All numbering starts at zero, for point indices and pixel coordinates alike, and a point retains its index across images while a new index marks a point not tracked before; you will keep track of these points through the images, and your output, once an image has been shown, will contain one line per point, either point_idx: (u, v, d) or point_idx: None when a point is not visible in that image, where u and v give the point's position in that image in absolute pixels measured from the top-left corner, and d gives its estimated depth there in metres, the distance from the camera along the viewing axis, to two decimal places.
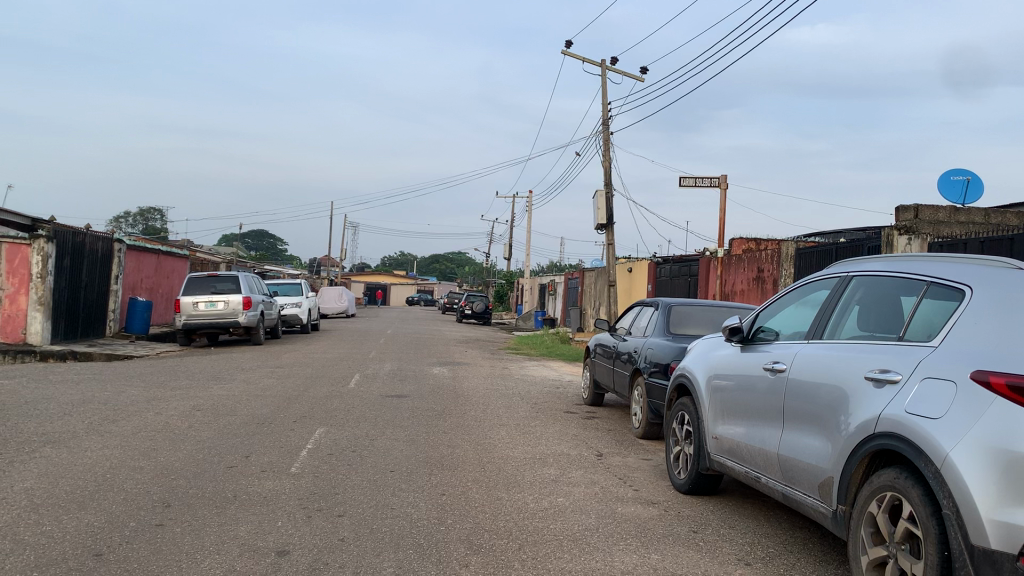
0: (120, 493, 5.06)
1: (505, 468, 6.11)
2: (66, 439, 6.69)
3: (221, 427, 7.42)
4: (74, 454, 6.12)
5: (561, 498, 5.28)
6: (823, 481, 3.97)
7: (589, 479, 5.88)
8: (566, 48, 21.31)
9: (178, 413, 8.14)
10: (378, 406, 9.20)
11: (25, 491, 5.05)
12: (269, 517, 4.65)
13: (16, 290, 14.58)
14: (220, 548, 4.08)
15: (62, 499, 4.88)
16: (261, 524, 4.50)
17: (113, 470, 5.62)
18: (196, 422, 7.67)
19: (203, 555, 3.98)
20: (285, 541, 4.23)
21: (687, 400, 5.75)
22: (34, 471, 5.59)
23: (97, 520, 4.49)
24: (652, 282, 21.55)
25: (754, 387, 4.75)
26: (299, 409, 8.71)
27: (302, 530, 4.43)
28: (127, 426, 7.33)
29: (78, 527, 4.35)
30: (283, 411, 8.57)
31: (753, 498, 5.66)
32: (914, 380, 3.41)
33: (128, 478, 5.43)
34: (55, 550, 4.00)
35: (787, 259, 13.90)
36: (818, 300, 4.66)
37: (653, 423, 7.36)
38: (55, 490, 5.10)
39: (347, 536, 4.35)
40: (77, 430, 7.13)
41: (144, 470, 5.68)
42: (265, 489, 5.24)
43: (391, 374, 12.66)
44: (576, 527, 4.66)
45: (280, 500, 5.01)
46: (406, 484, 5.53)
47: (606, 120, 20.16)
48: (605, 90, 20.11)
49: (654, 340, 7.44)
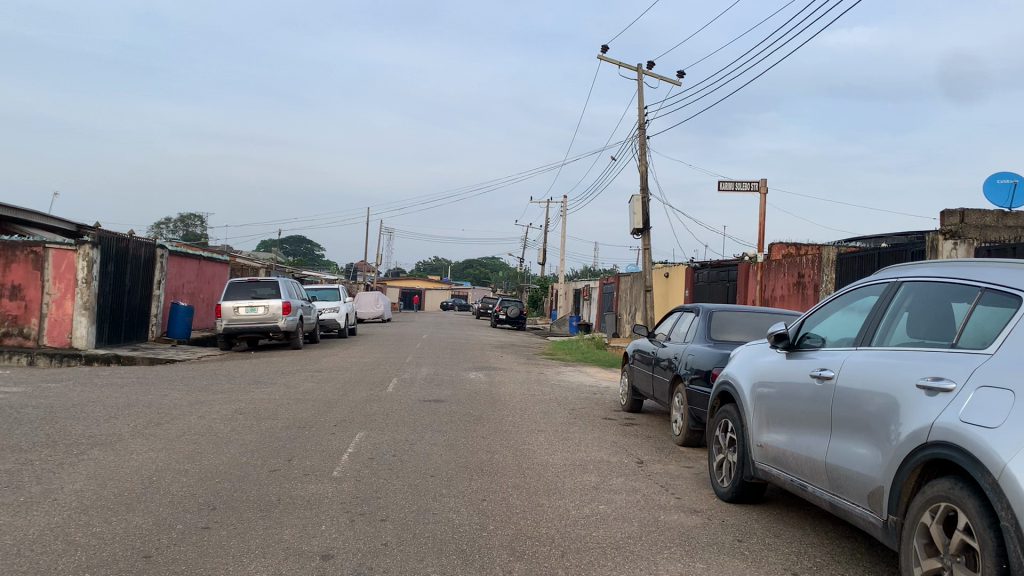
0: (166, 496, 5.12)
1: (546, 474, 6.09)
2: (112, 442, 6.80)
3: (263, 431, 7.49)
4: (120, 457, 6.22)
5: (602, 505, 5.25)
6: (873, 490, 3.90)
7: (630, 486, 5.84)
8: (602, 52, 21.19)
9: (220, 417, 8.24)
10: (417, 411, 9.24)
11: (75, 493, 5.14)
12: (313, 521, 4.67)
13: (62, 295, 14.83)
14: (265, 552, 4.11)
15: (111, 501, 4.96)
16: (305, 528, 4.53)
17: (158, 473, 5.70)
18: (238, 425, 7.75)
19: (250, 559, 4.01)
20: (329, 545, 4.25)
21: (731, 408, 5.69)
22: (83, 472, 5.70)
23: (145, 522, 4.55)
24: (690, 287, 21.37)
25: (800, 395, 4.68)
26: (339, 413, 8.77)
27: (345, 534, 4.45)
28: (171, 430, 7.44)
29: (127, 529, 4.41)
30: (323, 415, 8.64)
31: (798, 507, 5.58)
32: (969, 389, 3.33)
33: (173, 481, 5.50)
34: (105, 551, 4.06)
35: (828, 263, 13.71)
36: (866, 307, 4.58)
37: (694, 430, 7.29)
38: (103, 492, 5.18)
39: (390, 541, 4.36)
40: (123, 433, 7.25)
41: (188, 473, 5.75)
42: (308, 493, 5.27)
43: (429, 379, 12.70)
44: (618, 534, 4.62)
45: (324, 504, 5.04)
46: (447, 489, 5.54)
47: (643, 125, 20.05)
48: (641, 94, 20.00)
49: (695, 346, 7.37)
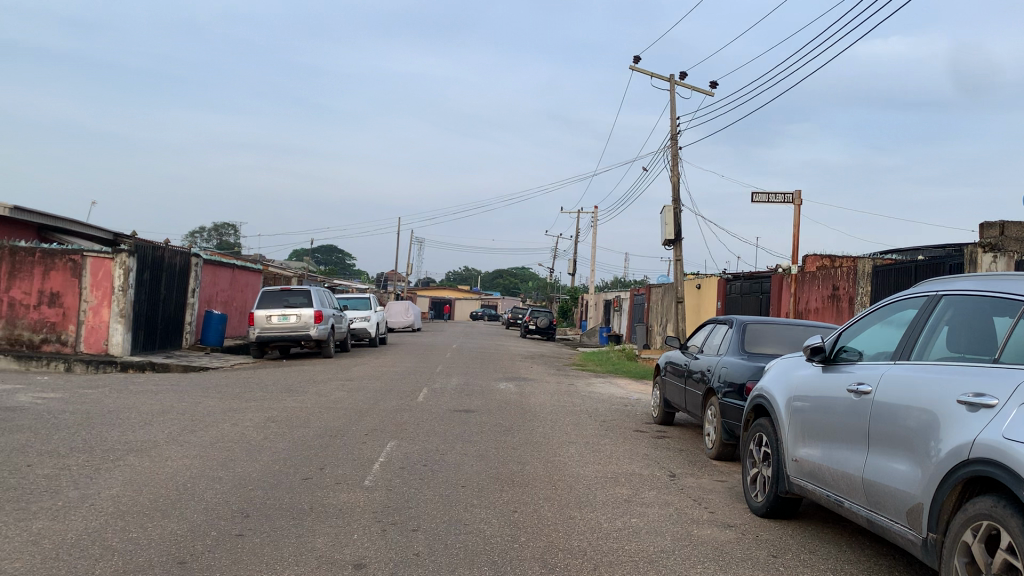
0: (200, 503, 5.17)
1: (577, 486, 6.06)
2: (148, 448, 6.89)
3: (295, 439, 7.54)
4: (155, 463, 6.29)
5: (634, 518, 5.21)
6: (912, 507, 3.83)
7: (663, 500, 5.79)
8: (634, 63, 21.16)
9: (253, 425, 8.31)
10: (448, 421, 9.25)
11: (112, 499, 5.21)
12: (345, 530, 4.69)
13: (99, 302, 15.08)
14: (299, 560, 4.13)
15: (147, 507, 5.01)
16: (338, 537, 4.55)
17: (193, 480, 5.76)
18: (271, 433, 7.81)
19: (283, 567, 4.03)
20: (361, 554, 4.26)
21: (765, 421, 5.62)
22: (120, 478, 5.77)
23: (180, 528, 4.59)
24: (722, 299, 21.22)
25: (836, 409, 4.61)
26: (370, 422, 8.81)
27: (377, 543, 4.46)
28: (206, 437, 7.52)
29: (162, 535, 4.46)
30: (354, 423, 8.67)
31: (834, 523, 5.50)
32: (1012, 405, 3.26)
33: (207, 488, 5.55)
34: (142, 556, 4.10)
35: (863, 276, 13.54)
36: (904, 320, 4.51)
37: (727, 444, 7.21)
38: (140, 498, 5.24)
39: (422, 551, 4.36)
40: (158, 439, 7.34)
41: (222, 480, 5.80)
42: (340, 502, 5.30)
43: (460, 389, 12.72)
44: (651, 549, 4.58)
45: (356, 513, 5.06)
46: (478, 500, 5.53)
47: (675, 135, 19.98)
48: (673, 105, 19.94)
49: (728, 359, 7.30)
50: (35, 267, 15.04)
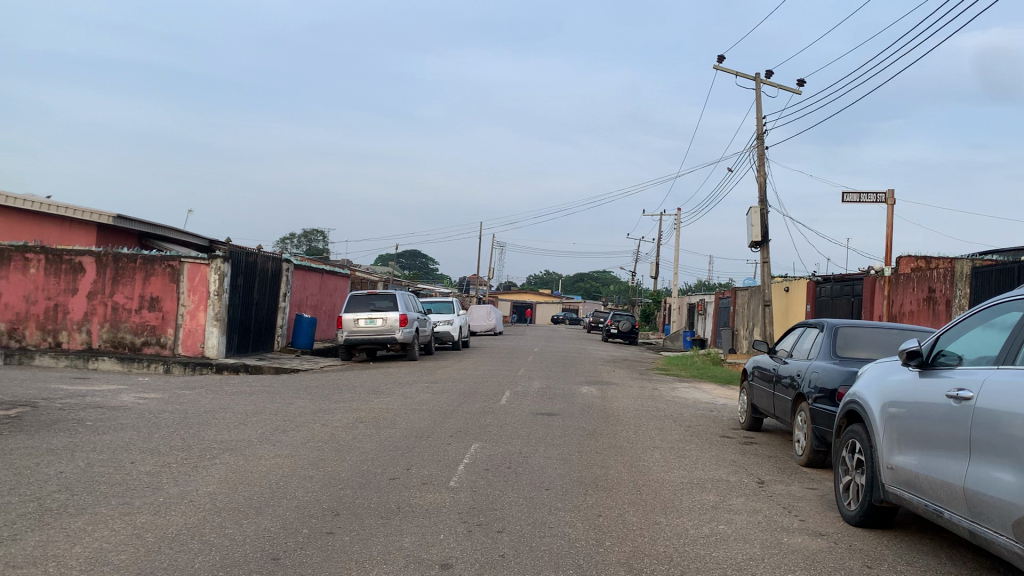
0: (292, 501, 5.32)
1: (662, 491, 6.00)
2: (242, 447, 7.13)
3: (382, 440, 7.69)
4: (250, 462, 6.51)
5: (721, 525, 5.12)
6: (1019, 520, 3.65)
7: (751, 507, 5.67)
8: (718, 63, 20.82)
9: (342, 425, 8.51)
10: (531, 424, 9.28)
11: (210, 495, 5.41)
12: (431, 530, 4.75)
13: (196, 306, 15.68)
14: (387, 558, 4.21)
15: (242, 504, 5.19)
16: (424, 536, 4.62)
17: (285, 478, 5.94)
18: (359, 434, 7.97)
19: (372, 565, 4.12)
20: (448, 554, 4.31)
21: (858, 427, 5.45)
22: (216, 475, 5.99)
23: (273, 525, 4.74)
24: (811, 302, 20.66)
25: (935, 416, 4.44)
26: (454, 424, 8.91)
27: (463, 544, 4.51)
28: (296, 436, 7.73)
29: (257, 531, 4.61)
30: (439, 425, 8.78)
31: (933, 534, 5.29)
32: None
33: (299, 486, 5.71)
34: (238, 551, 4.25)
35: (962, 278, 12.99)
36: (1009, 323, 4.31)
37: (818, 451, 7.02)
38: (235, 495, 5.43)
39: (507, 553, 4.39)
40: (252, 438, 7.59)
41: (313, 479, 5.96)
42: (426, 502, 5.37)
43: (542, 392, 12.75)
44: (739, 556, 4.50)
45: (442, 513, 5.12)
46: (562, 503, 5.54)
47: (761, 135, 19.57)
48: (759, 104, 19.54)
49: (818, 364, 7.12)
50: (137, 274, 15.72)
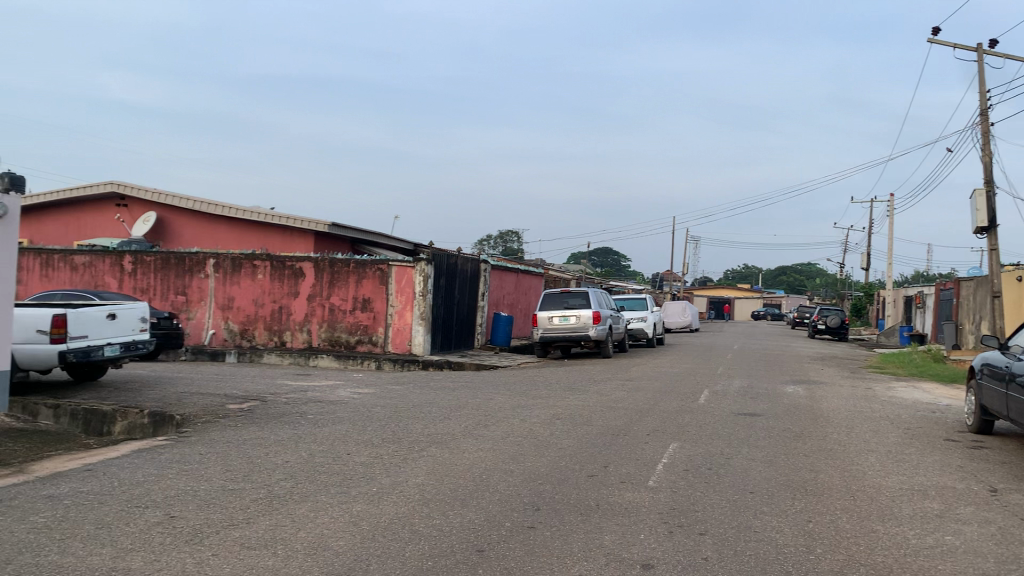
0: (495, 494, 5.46)
1: (879, 498, 5.61)
2: (447, 440, 7.42)
3: (580, 437, 7.73)
4: (454, 455, 6.76)
5: (948, 536, 4.72)
6: None
7: (982, 517, 5.19)
8: (934, 35, 19.20)
9: (540, 421, 8.65)
10: (732, 423, 8.99)
11: (418, 486, 5.67)
12: (632, 529, 4.71)
13: (402, 306, 16.49)
14: (588, 555, 4.22)
15: (448, 496, 5.39)
16: (625, 535, 4.58)
17: (488, 472, 6.11)
18: (557, 430, 8.07)
19: (574, 561, 4.14)
20: (649, 554, 4.26)
21: None
22: (424, 467, 6.27)
23: (477, 517, 4.88)
24: None
25: None
26: (653, 422, 8.81)
27: (664, 544, 4.44)
28: (498, 431, 7.94)
29: (462, 523, 4.77)
30: (637, 423, 8.71)
31: None
32: None
33: (501, 480, 5.85)
34: (445, 542, 4.42)
35: None
36: None
37: None
38: (441, 487, 5.65)
39: (710, 556, 4.28)
40: (456, 432, 7.88)
41: (514, 474, 6.09)
42: (626, 501, 5.33)
43: (744, 391, 12.33)
44: (970, 570, 4.12)
45: (642, 512, 5.07)
46: (767, 506, 5.32)
47: (985, 111, 17.88)
48: (983, 77, 17.85)
49: None
50: (350, 277, 16.78)
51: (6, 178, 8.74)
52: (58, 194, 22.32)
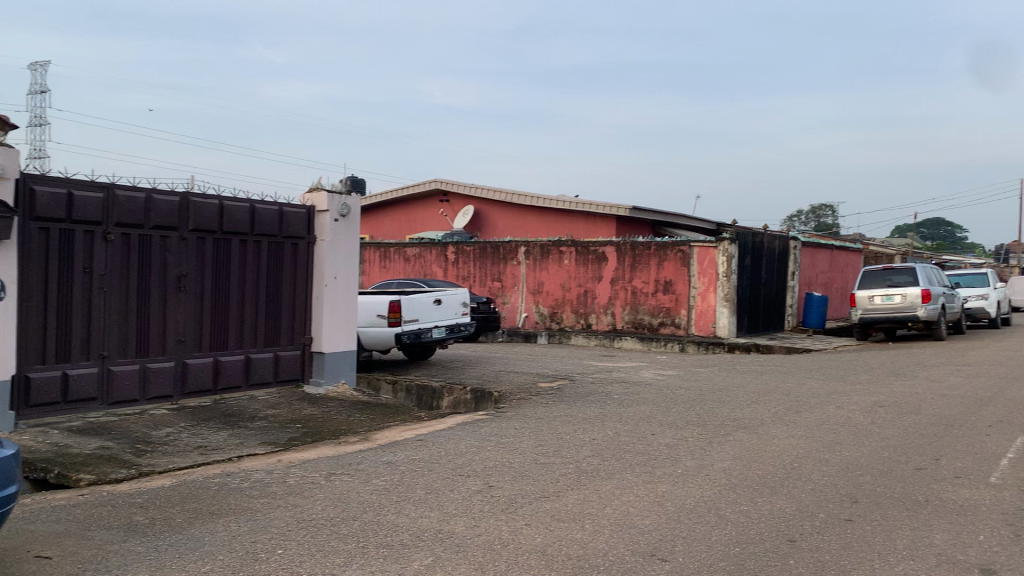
0: (807, 483, 5.19)
1: None
2: (755, 425, 7.19)
3: (905, 426, 7.10)
4: (763, 440, 6.53)
5: None
6: None
7: None
8: None
9: (859, 408, 8.06)
10: None
11: (724, 471, 5.56)
12: (969, 529, 4.24)
13: (706, 288, 16.04)
14: (914, 554, 3.87)
15: (757, 482, 5.23)
16: (960, 536, 4.13)
17: (800, 460, 5.82)
18: (879, 419, 7.47)
19: (897, 559, 3.82)
20: (989, 558, 3.80)
21: None
22: (731, 452, 6.13)
23: (788, 506, 4.68)
24: None
25: None
26: (995, 412, 7.83)
27: (1009, 549, 3.94)
28: (810, 418, 7.54)
29: (772, 511, 4.60)
30: (976, 413, 7.80)
31: None
32: None
33: (814, 469, 5.55)
34: (753, 529, 4.29)
35: None
36: None
37: None
38: (749, 472, 5.49)
39: None
40: (764, 417, 7.60)
41: (829, 462, 5.74)
42: (961, 498, 4.80)
43: None
44: None
45: (981, 512, 4.54)
46: None
47: None
48: None
49: None
50: (652, 259, 16.74)
51: (347, 180, 9.89)
52: (392, 194, 24.87)
